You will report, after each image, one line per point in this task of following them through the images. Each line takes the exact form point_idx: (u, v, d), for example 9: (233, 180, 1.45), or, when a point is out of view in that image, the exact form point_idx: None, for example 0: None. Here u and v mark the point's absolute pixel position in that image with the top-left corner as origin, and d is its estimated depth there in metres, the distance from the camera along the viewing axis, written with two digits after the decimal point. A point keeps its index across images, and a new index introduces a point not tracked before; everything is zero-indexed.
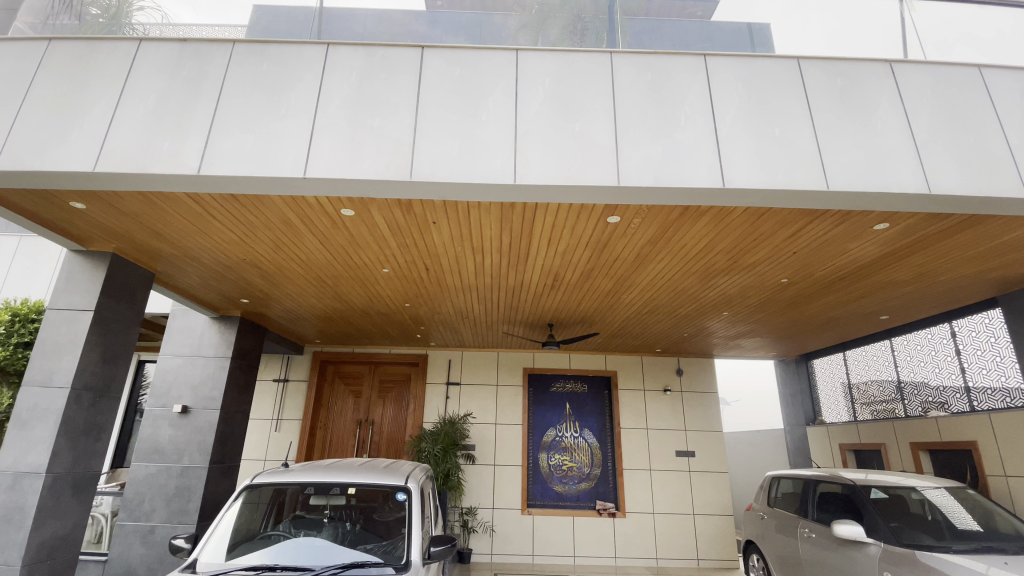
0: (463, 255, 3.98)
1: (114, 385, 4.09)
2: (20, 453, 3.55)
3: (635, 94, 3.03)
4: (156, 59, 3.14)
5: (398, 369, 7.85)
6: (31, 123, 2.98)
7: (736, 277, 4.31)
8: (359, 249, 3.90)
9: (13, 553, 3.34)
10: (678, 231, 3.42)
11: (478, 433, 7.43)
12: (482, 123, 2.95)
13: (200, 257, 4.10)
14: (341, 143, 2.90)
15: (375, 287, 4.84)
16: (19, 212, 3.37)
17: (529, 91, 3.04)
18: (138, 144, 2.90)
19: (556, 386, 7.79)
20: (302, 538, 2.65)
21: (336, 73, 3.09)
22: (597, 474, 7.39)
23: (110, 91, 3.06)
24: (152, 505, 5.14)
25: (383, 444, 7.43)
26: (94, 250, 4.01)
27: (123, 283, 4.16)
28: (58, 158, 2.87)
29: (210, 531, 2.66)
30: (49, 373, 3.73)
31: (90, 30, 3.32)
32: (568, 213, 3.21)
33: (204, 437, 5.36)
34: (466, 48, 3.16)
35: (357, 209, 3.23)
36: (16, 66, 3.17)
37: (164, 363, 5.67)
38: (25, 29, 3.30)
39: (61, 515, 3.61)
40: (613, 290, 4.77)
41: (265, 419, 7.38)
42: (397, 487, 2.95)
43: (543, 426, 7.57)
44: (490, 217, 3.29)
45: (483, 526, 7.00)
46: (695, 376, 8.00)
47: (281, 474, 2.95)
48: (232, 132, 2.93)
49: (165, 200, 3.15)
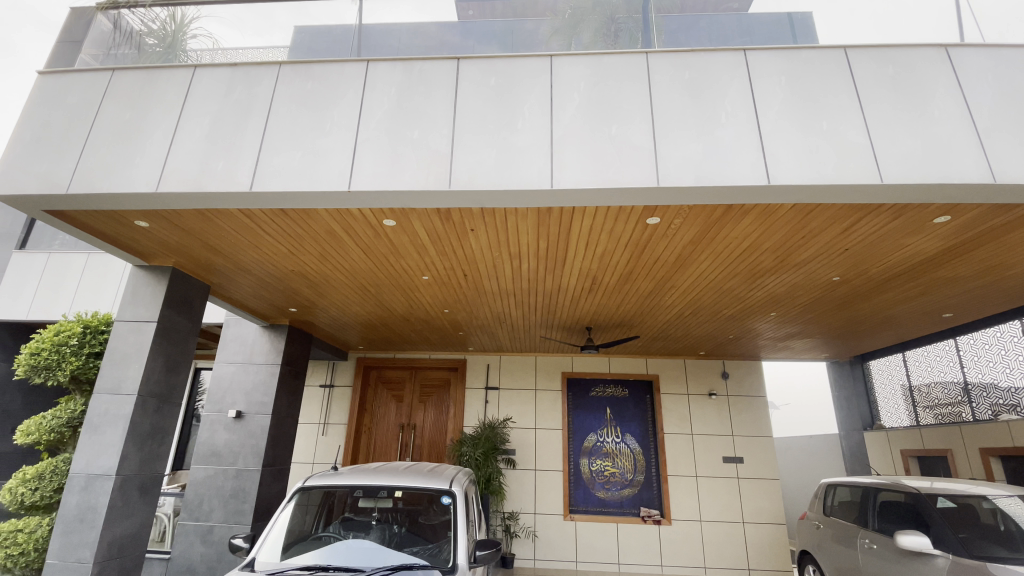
0: (500, 260, 4.01)
1: (176, 392, 4.33)
2: (93, 455, 3.80)
3: (674, 93, 2.99)
4: (209, 83, 3.33)
5: (438, 374, 7.97)
6: (100, 148, 3.21)
7: (784, 277, 4.16)
8: (399, 258, 3.99)
9: (87, 552, 3.57)
10: (722, 230, 3.34)
11: (518, 437, 7.43)
12: (518, 129, 2.98)
13: (250, 269, 4.29)
14: (382, 155, 2.99)
15: (416, 294, 4.94)
16: (90, 231, 3.63)
17: (565, 96, 3.04)
18: (195, 166, 3.07)
19: (596, 391, 7.71)
20: (351, 540, 2.73)
21: (377, 89, 3.18)
22: (640, 481, 7.26)
23: (169, 117, 3.27)
24: (210, 506, 5.39)
25: (425, 448, 7.54)
26: (155, 265, 4.27)
27: (182, 295, 4.41)
28: (124, 181, 3.08)
29: (266, 531, 2.77)
30: (118, 381, 3.99)
31: (148, 58, 3.55)
32: (607, 216, 3.18)
33: (257, 441, 5.59)
34: (500, 56, 3.20)
35: (398, 220, 3.31)
36: (84, 97, 3.42)
37: (219, 370, 5.95)
38: (90, 60, 3.57)
39: (129, 515, 3.84)
40: (653, 292, 4.68)
41: (313, 423, 7.64)
42: (442, 490, 3.00)
43: (584, 431, 7.50)
44: (527, 222, 3.30)
45: (525, 531, 6.98)
46: (742, 379, 7.75)
47: (331, 477, 3.05)
48: (281, 149, 3.07)
49: (220, 217, 3.32)
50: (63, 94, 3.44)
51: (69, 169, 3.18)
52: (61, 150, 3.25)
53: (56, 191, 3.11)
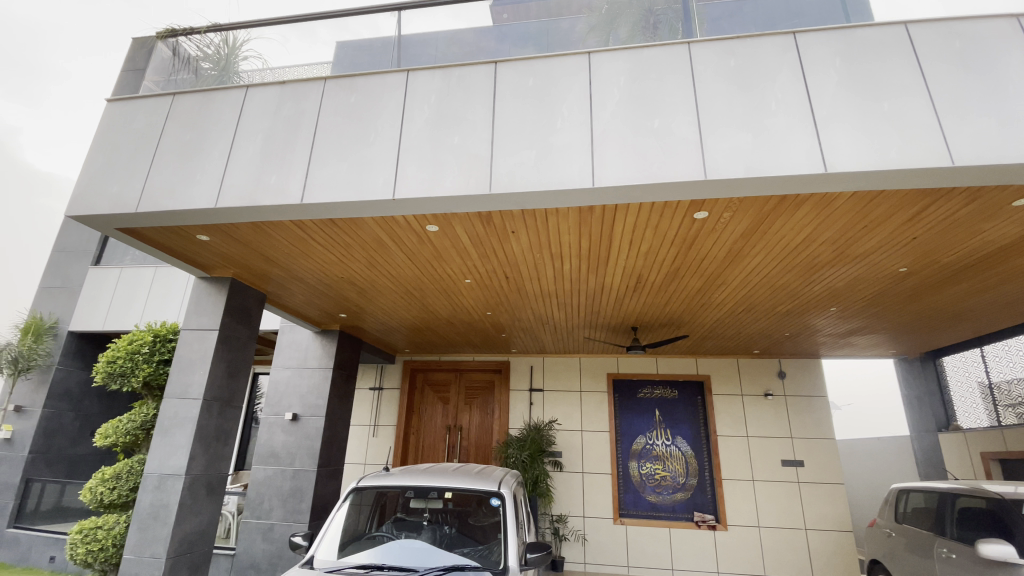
0: (541, 262, 4.01)
1: (237, 397, 4.56)
2: (165, 456, 4.05)
3: (718, 83, 2.89)
4: (261, 102, 3.49)
5: (482, 376, 8.03)
6: (163, 169, 3.43)
7: (844, 269, 3.94)
8: (443, 262, 4.04)
9: (160, 547, 3.81)
10: (775, 223, 3.20)
11: (565, 439, 7.38)
12: (557, 129, 2.96)
13: (302, 277, 4.46)
14: (424, 162, 3.04)
15: (460, 297, 5.00)
16: (157, 246, 3.88)
17: (605, 92, 3.00)
18: (249, 181, 3.23)
19: (644, 392, 7.54)
20: (404, 540, 2.78)
21: (417, 98, 3.25)
22: (693, 484, 7.04)
23: (225, 135, 3.45)
24: (270, 504, 5.63)
25: (472, 450, 7.59)
26: (216, 276, 4.51)
27: (241, 304, 4.64)
28: (187, 198, 3.28)
29: (323, 530, 2.86)
30: (185, 387, 4.24)
31: (204, 82, 3.77)
32: (652, 212, 3.11)
33: (312, 442, 5.81)
34: (537, 57, 3.19)
35: (441, 225, 3.36)
36: (149, 121, 3.66)
37: (277, 374, 6.23)
38: (152, 86, 3.85)
39: (197, 513, 4.07)
40: (702, 289, 4.54)
41: (363, 425, 7.85)
42: (491, 492, 3.01)
43: (632, 433, 7.36)
44: (568, 222, 3.27)
45: (575, 534, 6.91)
46: (800, 379, 7.40)
47: (383, 478, 3.12)
48: (328, 161, 3.18)
49: (274, 228, 3.48)
50: (130, 119, 3.70)
51: (137, 189, 3.41)
52: (128, 172, 3.49)
53: (127, 210, 3.34)
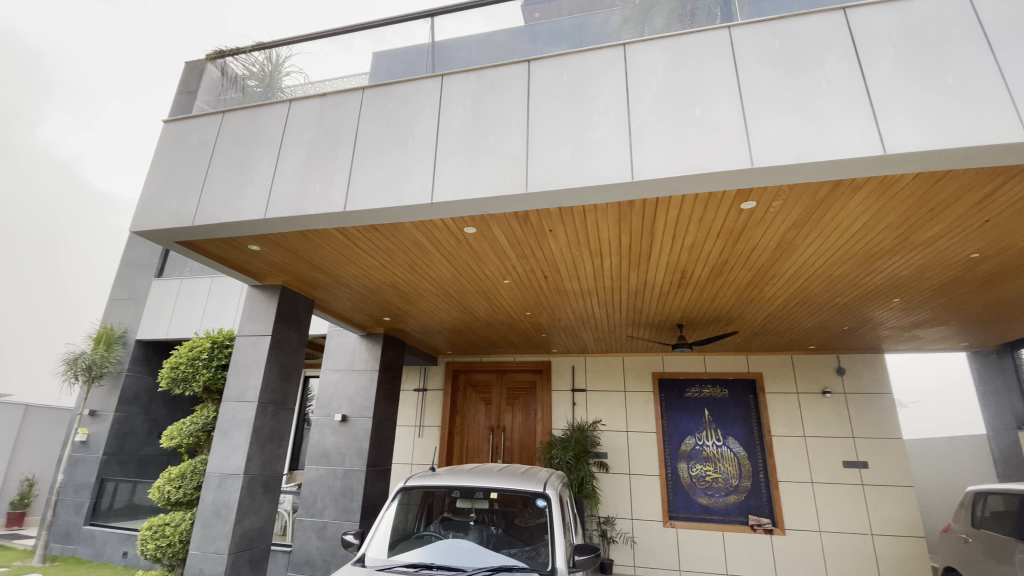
0: (582, 260, 3.95)
1: (289, 399, 4.74)
2: (225, 457, 4.26)
3: (763, 67, 2.77)
4: (304, 115, 3.62)
5: (524, 377, 8.01)
6: (216, 184, 3.61)
7: (907, 257, 3.69)
8: (483, 263, 4.06)
9: (222, 543, 3.99)
10: (831, 210, 3.03)
11: (610, 440, 7.27)
12: (593, 124, 2.91)
13: (348, 283, 4.58)
14: (461, 164, 3.06)
15: (501, 298, 5.00)
16: (212, 257, 4.08)
17: (642, 83, 2.93)
18: (295, 192, 3.35)
19: (691, 392, 7.33)
20: (451, 540, 2.80)
21: (452, 102, 3.28)
22: (747, 487, 6.78)
23: (271, 149, 3.59)
24: (323, 503, 5.82)
25: (516, 451, 7.60)
26: (267, 284, 4.70)
27: (291, 310, 4.82)
28: (238, 211, 3.43)
29: (373, 529, 2.93)
30: (241, 390, 4.44)
31: (251, 99, 3.94)
32: (697, 205, 3.01)
33: (361, 443, 5.96)
34: (571, 53, 3.15)
35: (478, 226, 3.37)
36: (201, 138, 3.86)
37: (326, 377, 6.45)
38: (204, 106, 4.07)
39: (256, 511, 4.26)
40: (752, 283, 4.36)
41: (409, 426, 7.98)
42: (536, 493, 2.99)
43: (680, 434, 7.16)
44: (608, 219, 3.21)
45: (623, 536, 6.79)
46: (860, 374, 7.04)
47: (429, 479, 3.15)
48: (369, 169, 3.25)
49: (319, 236, 3.59)
50: (185, 138, 3.91)
51: (193, 203, 3.59)
52: (184, 188, 3.69)
53: (184, 224, 3.53)
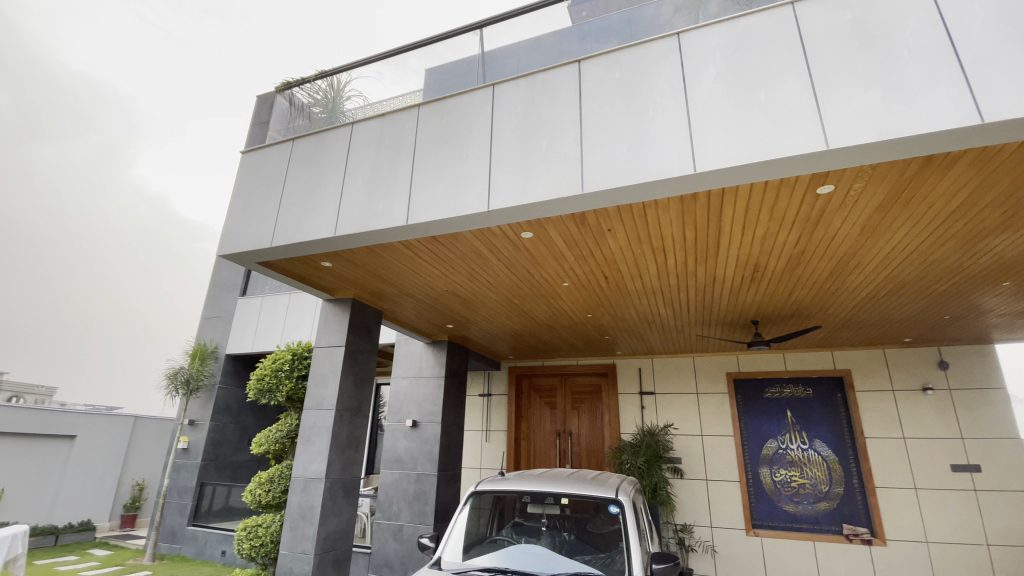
0: (646, 258, 3.85)
1: (364, 406, 4.96)
2: (307, 462, 4.51)
3: (833, 41, 2.58)
4: (365, 135, 3.80)
5: (588, 380, 7.92)
6: (289, 207, 3.86)
7: (1016, 235, 3.29)
8: (544, 267, 4.06)
9: (308, 544, 4.23)
10: (922, 189, 2.76)
11: (683, 444, 7.00)
12: (650, 118, 2.84)
13: (413, 293, 4.73)
14: (516, 170, 3.08)
15: (564, 301, 4.96)
16: (289, 274, 4.35)
17: (699, 71, 2.82)
18: (361, 209, 3.52)
19: (770, 392, 6.92)
20: (524, 545, 2.80)
21: (504, 109, 3.31)
22: (839, 493, 6.28)
23: (337, 169, 3.80)
24: (398, 507, 6.01)
25: (584, 455, 7.50)
26: (339, 298, 4.95)
27: (362, 321, 5.05)
28: (310, 230, 3.65)
29: (448, 532, 2.99)
30: (320, 398, 4.70)
31: (317, 125, 4.20)
32: (768, 193, 2.84)
33: (431, 448, 6.12)
34: (622, 49, 3.10)
35: (536, 231, 3.37)
36: (274, 165, 4.15)
37: (397, 384, 6.69)
38: (276, 135, 4.39)
39: (338, 513, 4.48)
40: (834, 273, 4.05)
41: (476, 431, 8.07)
42: (609, 499, 2.93)
43: (761, 438, 6.75)
44: (671, 214, 3.11)
45: (702, 545, 6.52)
46: (967, 368, 6.31)
47: (500, 483, 3.18)
48: (428, 182, 3.35)
49: (385, 250, 3.74)
50: (260, 165, 4.22)
51: (270, 226, 3.86)
52: (261, 213, 3.97)
53: (263, 245, 3.80)
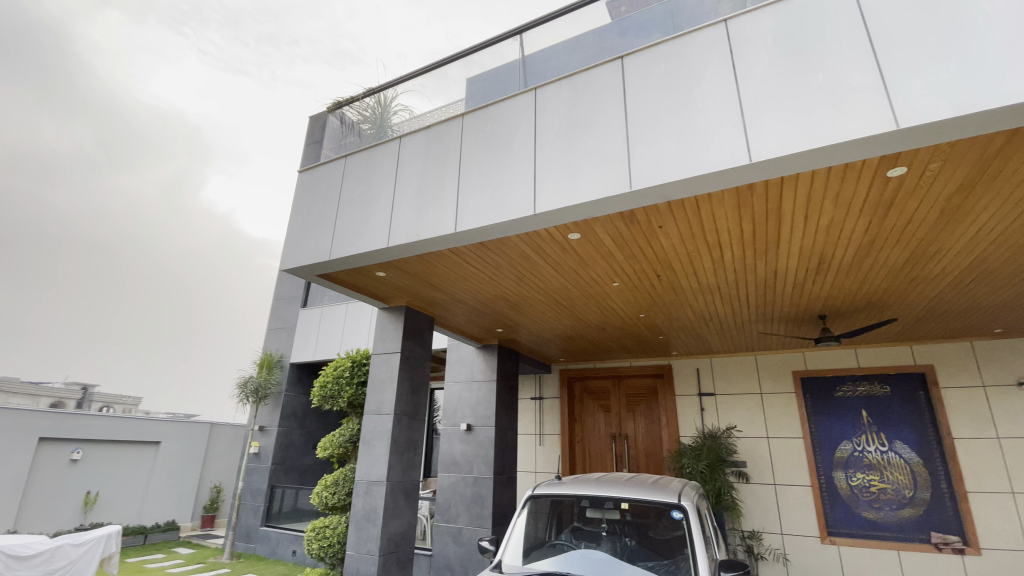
0: (699, 254, 3.73)
1: (420, 410, 5.08)
2: (369, 465, 4.67)
3: (899, 12, 2.40)
4: (412, 147, 3.90)
5: (643, 382, 7.75)
6: (344, 220, 4.03)
7: None
8: (593, 268, 4.02)
9: (373, 545, 4.36)
10: (1007, 165, 2.53)
11: (747, 447, 6.72)
12: (698, 110, 2.76)
13: (464, 298, 4.80)
14: (561, 172, 3.07)
15: (614, 301, 4.89)
16: (345, 285, 4.52)
17: (749, 58, 2.71)
18: (411, 219, 3.62)
19: (841, 391, 6.50)
20: (584, 550, 2.77)
21: (548, 111, 3.31)
22: (925, 499, 5.79)
23: (387, 182, 3.93)
24: (457, 509, 6.09)
25: (642, 460, 7.33)
26: (392, 306, 5.10)
27: (415, 327, 5.18)
28: (364, 242, 3.80)
29: (508, 536, 2.99)
30: (379, 403, 4.86)
31: (366, 141, 4.36)
32: (831, 179, 2.68)
33: (486, 451, 6.17)
34: (666, 41, 3.03)
35: (584, 231, 3.34)
36: (329, 182, 4.34)
37: (450, 388, 6.81)
38: (330, 153, 4.60)
39: (399, 515, 4.60)
40: (910, 261, 3.76)
41: (530, 435, 8.06)
42: (671, 504, 2.84)
43: (833, 440, 6.36)
44: (725, 207, 2.99)
45: (773, 553, 6.22)
46: None
47: (557, 487, 3.15)
48: (474, 189, 3.40)
49: (435, 257, 3.82)
50: (316, 182, 4.42)
51: (327, 239, 4.04)
52: (319, 228, 4.16)
53: (322, 258, 3.99)
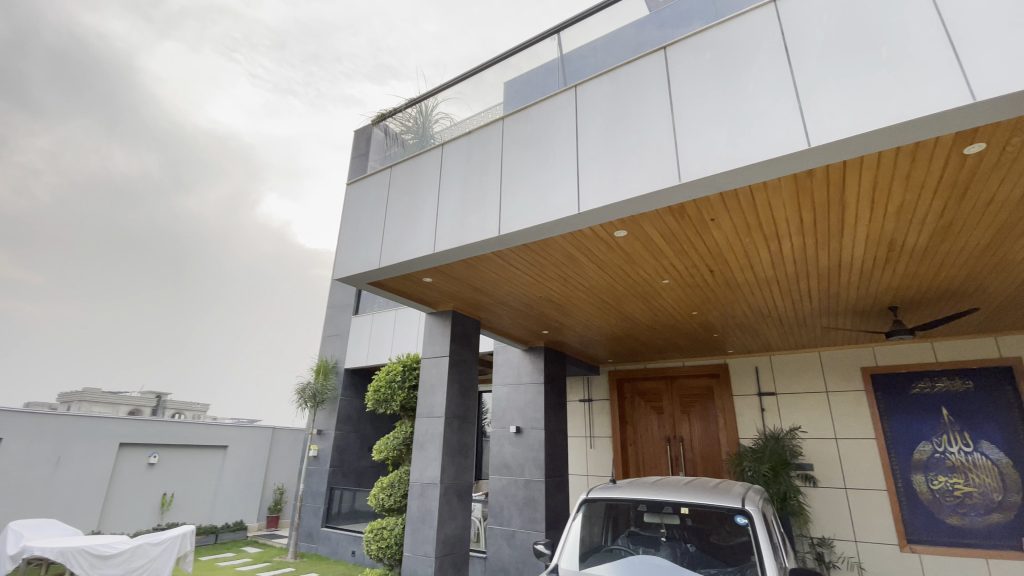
0: (754, 247, 3.57)
1: (470, 413, 5.12)
2: (423, 468, 4.75)
3: None
4: (454, 153, 3.95)
5: (697, 383, 7.51)
6: (392, 229, 4.12)
7: None
8: (641, 266, 3.93)
9: (429, 547, 4.43)
10: None
11: (813, 449, 6.38)
12: (748, 96, 2.64)
13: (510, 301, 4.82)
14: (605, 169, 3.02)
15: (664, 299, 4.76)
16: (394, 291, 4.63)
17: (803, 38, 2.57)
18: (456, 224, 3.66)
19: (916, 388, 6.05)
20: (643, 557, 2.69)
21: (589, 108, 3.25)
22: (1017, 503, 5.30)
23: (431, 188, 3.99)
24: (509, 512, 6.09)
25: (699, 463, 7.08)
26: (440, 311, 5.18)
27: (463, 331, 5.23)
28: (412, 249, 3.87)
29: (563, 539, 2.95)
30: (430, 406, 4.94)
31: (410, 150, 4.46)
32: (899, 161, 2.50)
33: (537, 454, 6.14)
34: (709, 28, 2.92)
35: (631, 228, 3.27)
36: (376, 192, 4.45)
37: (498, 391, 6.83)
38: (376, 164, 4.73)
39: (454, 518, 4.64)
40: (993, 244, 3.45)
41: (580, 437, 7.96)
42: (735, 509, 2.71)
43: (909, 440, 5.93)
44: (782, 196, 2.85)
45: (846, 561, 5.87)
46: None
47: (612, 491, 3.08)
48: (516, 191, 3.40)
49: (480, 261, 3.85)
50: (364, 193, 4.55)
51: (376, 248, 4.15)
52: (368, 237, 4.27)
53: (372, 266, 4.10)
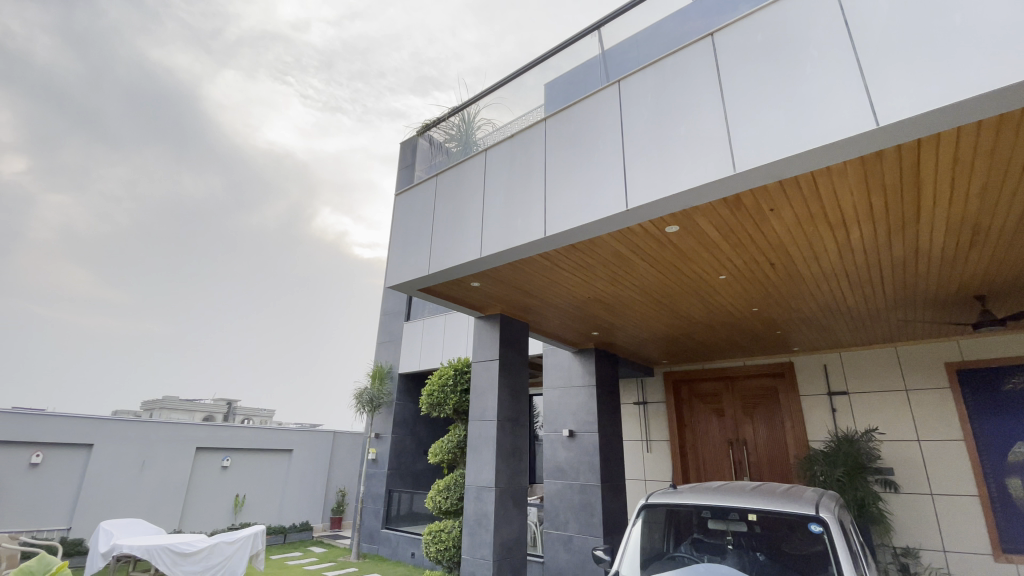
0: (817, 237, 3.36)
1: (522, 416, 5.10)
2: (478, 471, 4.78)
3: None
4: (498, 157, 3.96)
5: (760, 383, 7.15)
6: (439, 235, 4.18)
7: None
8: (694, 262, 3.79)
9: (486, 550, 4.45)
10: None
11: (893, 453, 5.92)
12: (806, 76, 2.49)
13: (558, 303, 4.77)
14: (652, 163, 2.93)
15: (720, 296, 4.57)
16: (443, 297, 4.70)
17: (866, 10, 2.39)
18: (502, 227, 3.66)
19: (1012, 384, 5.45)
20: (708, 565, 2.57)
21: (633, 103, 3.17)
22: None
23: (476, 194, 4.02)
24: (566, 517, 6.02)
25: (764, 467, 6.75)
26: (489, 315, 5.20)
27: (512, 335, 5.23)
28: (459, 254, 3.92)
29: (623, 545, 2.87)
30: (482, 410, 4.96)
31: (454, 157, 4.50)
32: (983, 134, 2.27)
33: (591, 458, 6.05)
34: (758, 10, 2.78)
35: (681, 223, 3.16)
36: (423, 201, 4.54)
37: (549, 395, 6.77)
38: (422, 174, 4.83)
39: (510, 521, 4.63)
40: None
41: (636, 441, 7.77)
42: (808, 517, 2.54)
43: (1004, 440, 5.38)
44: (847, 182, 2.67)
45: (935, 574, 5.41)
46: None
47: (673, 496, 2.96)
48: (561, 191, 3.36)
49: (527, 264, 3.84)
50: (411, 203, 4.65)
51: (425, 255, 4.23)
52: (417, 244, 4.36)
53: (422, 272, 4.18)
